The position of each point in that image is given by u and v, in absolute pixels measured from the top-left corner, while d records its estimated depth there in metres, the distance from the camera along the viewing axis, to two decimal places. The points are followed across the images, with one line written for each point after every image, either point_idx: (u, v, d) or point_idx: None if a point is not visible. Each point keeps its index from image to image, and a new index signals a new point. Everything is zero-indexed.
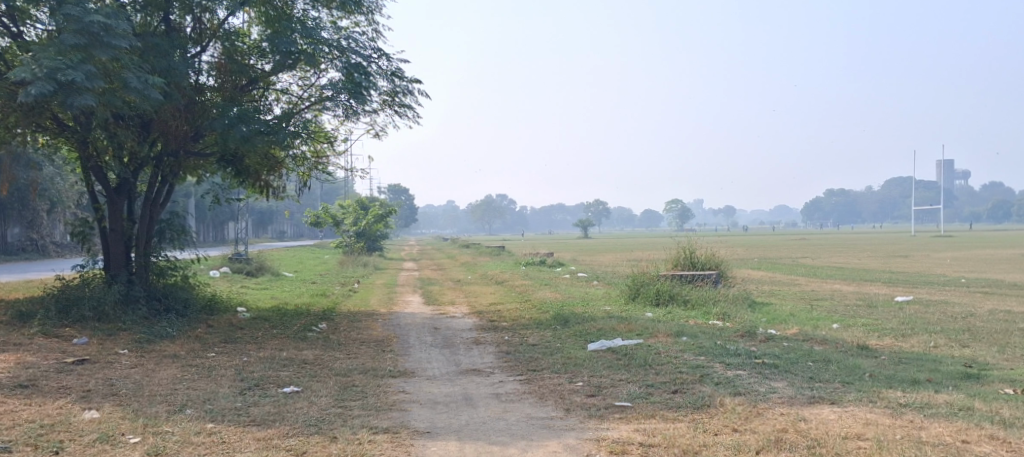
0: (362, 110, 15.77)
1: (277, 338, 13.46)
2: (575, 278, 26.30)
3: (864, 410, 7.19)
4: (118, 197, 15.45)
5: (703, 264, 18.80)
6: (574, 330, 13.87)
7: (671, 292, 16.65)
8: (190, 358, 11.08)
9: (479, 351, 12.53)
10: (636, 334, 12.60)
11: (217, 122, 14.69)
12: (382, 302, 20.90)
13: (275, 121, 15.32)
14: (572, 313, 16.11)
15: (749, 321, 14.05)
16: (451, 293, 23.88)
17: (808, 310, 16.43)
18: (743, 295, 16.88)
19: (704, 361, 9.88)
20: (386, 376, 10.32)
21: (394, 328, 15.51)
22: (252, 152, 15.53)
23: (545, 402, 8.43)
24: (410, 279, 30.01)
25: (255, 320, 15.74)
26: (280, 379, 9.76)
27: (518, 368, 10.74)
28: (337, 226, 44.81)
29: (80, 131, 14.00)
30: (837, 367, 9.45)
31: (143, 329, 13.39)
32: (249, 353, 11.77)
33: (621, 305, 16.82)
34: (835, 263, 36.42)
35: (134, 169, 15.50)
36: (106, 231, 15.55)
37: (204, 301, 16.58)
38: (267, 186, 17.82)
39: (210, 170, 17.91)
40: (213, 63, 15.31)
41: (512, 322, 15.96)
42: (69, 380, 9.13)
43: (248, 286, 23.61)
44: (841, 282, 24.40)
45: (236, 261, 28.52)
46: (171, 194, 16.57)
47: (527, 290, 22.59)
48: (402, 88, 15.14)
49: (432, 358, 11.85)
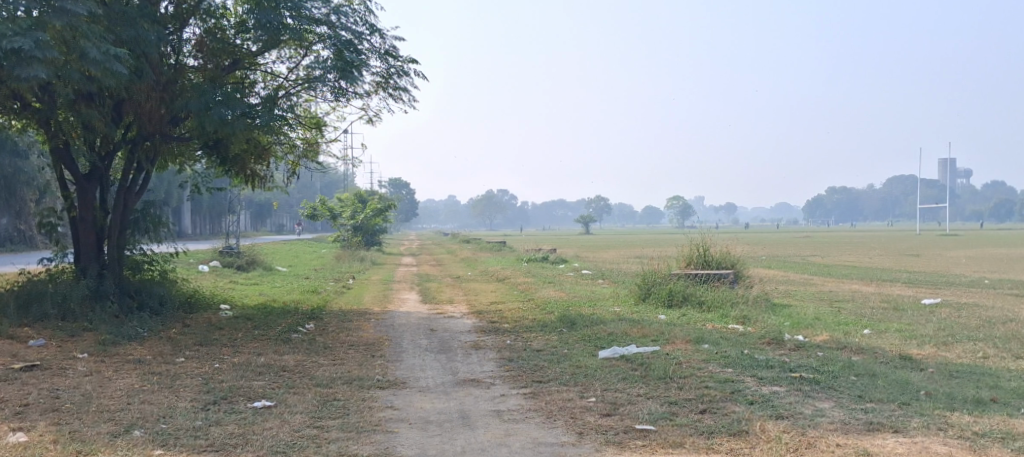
0: (354, 92, 14.57)
1: (258, 341, 12.32)
2: (579, 275, 25.11)
3: (938, 442, 6.03)
4: (89, 185, 14.32)
5: (718, 262, 17.62)
6: (582, 334, 12.70)
7: (686, 292, 15.49)
8: (154, 364, 9.93)
9: (478, 357, 11.35)
10: (652, 340, 11.43)
11: (193, 103, 13.50)
12: (376, 300, 19.71)
13: (259, 105, 14.13)
14: (578, 315, 14.95)
15: (773, 326, 12.88)
16: (449, 290, 22.69)
17: (833, 314, 15.25)
18: (763, 296, 15.70)
19: (732, 374, 8.71)
20: (372, 387, 9.14)
21: (386, 330, 14.34)
22: (233, 137, 14.38)
23: (555, 424, 7.27)
24: (408, 275, 28.89)
25: (236, 320, 14.59)
26: (253, 391, 8.58)
27: (521, 379, 9.57)
28: (334, 220, 43.65)
29: (43, 111, 12.86)
30: (886, 382, 8.25)
31: (111, 329, 12.32)
32: (222, 358, 10.62)
33: (631, 306, 15.67)
34: (847, 262, 35.09)
35: (107, 154, 14.38)
36: (75, 221, 14.45)
37: (184, 298, 15.47)
38: (254, 176, 16.64)
39: (192, 156, 16.78)
40: (195, 42, 14.19)
41: (514, 324, 14.79)
42: (7, 392, 8.01)
43: (238, 282, 22.48)
44: (859, 283, 23.17)
45: (227, 256, 27.48)
46: (148, 182, 15.39)
47: (529, 288, 21.41)
48: (397, 69, 13.98)
49: (426, 366, 10.68)
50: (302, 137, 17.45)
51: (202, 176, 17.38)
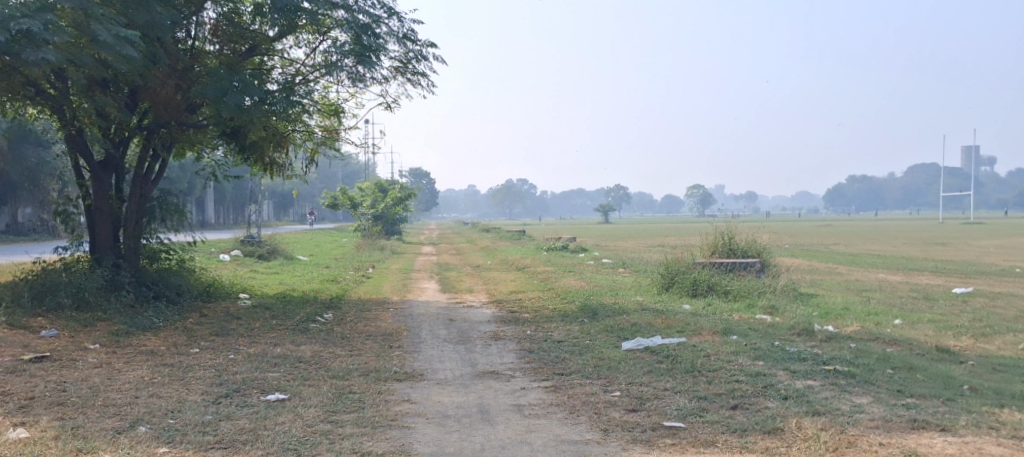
0: (372, 78, 14.27)
1: (274, 331, 12.09)
2: (600, 264, 24.75)
3: (991, 443, 5.71)
4: (104, 173, 14.14)
5: (743, 251, 17.21)
6: (604, 324, 12.37)
7: (710, 282, 15.11)
8: (167, 356, 9.72)
9: (497, 349, 11.06)
10: (677, 331, 11.07)
11: (208, 88, 13.24)
12: (395, 289, 19.47)
13: (275, 91, 13.87)
14: (600, 304, 14.62)
15: (801, 316, 12.47)
16: (469, 279, 22.41)
17: (863, 304, 14.81)
18: (790, 285, 15.28)
19: (763, 367, 8.34)
20: (389, 380, 8.87)
21: (404, 319, 14.09)
22: (249, 124, 14.14)
23: (578, 420, 6.96)
24: (428, 265, 28.64)
25: (253, 309, 14.38)
26: (266, 384, 8.33)
27: (543, 372, 9.25)
28: (353, 209, 43.51)
29: (56, 98, 12.67)
30: (926, 376, 7.84)
31: (126, 319, 12.15)
32: (236, 349, 10.39)
33: (654, 296, 15.31)
34: (873, 251, 34.43)
35: (121, 142, 14.17)
36: (91, 210, 14.28)
37: (201, 288, 15.28)
38: (273, 164, 16.40)
39: (210, 143, 16.58)
40: (212, 26, 13.94)
41: (534, 314, 14.48)
42: (15, 385, 7.82)
43: (257, 271, 22.35)
44: (886, 272, 22.65)
45: (247, 245, 27.39)
46: (164, 170, 15.18)
47: (549, 277, 21.09)
48: (415, 53, 13.65)
49: (444, 357, 10.39)
50: (320, 124, 17.15)
51: (219, 164, 17.18)
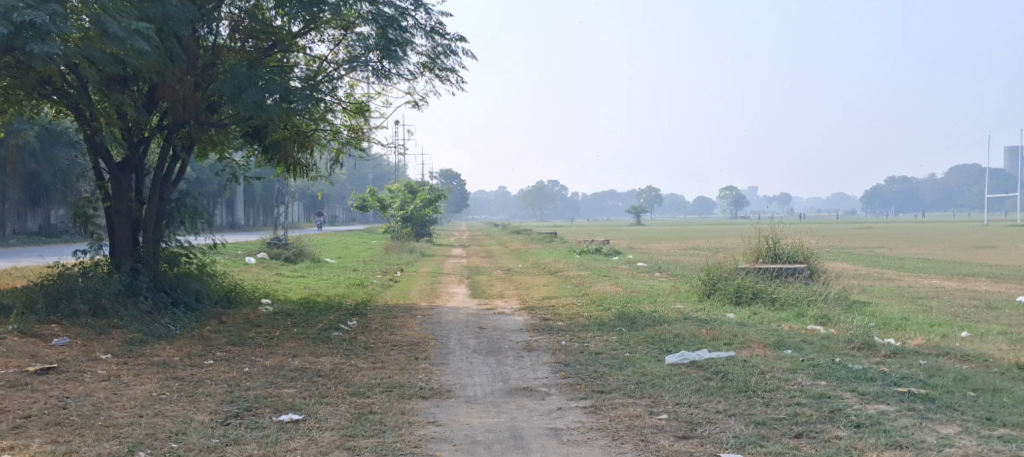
0: (399, 74, 13.63)
1: (295, 340, 11.48)
2: (635, 268, 23.92)
3: None
4: (122, 174, 13.63)
5: (790, 256, 16.30)
6: (644, 335, 11.60)
7: (755, 289, 14.24)
8: (179, 368, 9.11)
9: (530, 361, 10.32)
10: (725, 344, 10.24)
11: (226, 85, 12.70)
12: (423, 294, 18.81)
13: (296, 87, 13.29)
14: (638, 312, 13.82)
15: (857, 327, 11.58)
16: (499, 284, 21.69)
17: (921, 313, 13.85)
18: (841, 292, 14.36)
19: (825, 388, 7.52)
20: (412, 397, 8.19)
21: (432, 328, 13.42)
22: (271, 122, 13.61)
23: (623, 449, 6.23)
24: (457, 268, 27.99)
25: (275, 316, 13.81)
26: (280, 402, 7.70)
27: (581, 389, 8.50)
28: (382, 211, 43.05)
29: (71, 95, 12.19)
30: (1015, 401, 6.96)
31: (141, 327, 11.62)
32: (253, 361, 9.76)
33: (695, 303, 14.47)
34: (919, 254, 33.14)
35: (140, 142, 13.66)
36: (109, 212, 13.79)
37: (223, 293, 14.76)
38: (297, 164, 15.83)
39: (233, 142, 16.09)
40: (231, 21, 13.37)
41: (569, 322, 13.72)
42: (12, 402, 7.24)
43: (284, 274, 21.85)
44: (939, 277, 21.52)
45: (274, 247, 26.96)
46: (185, 171, 14.66)
47: (583, 282, 20.31)
48: (443, 48, 12.98)
49: (473, 371, 9.68)
50: (346, 124, 16.59)
51: (241, 165, 16.64)
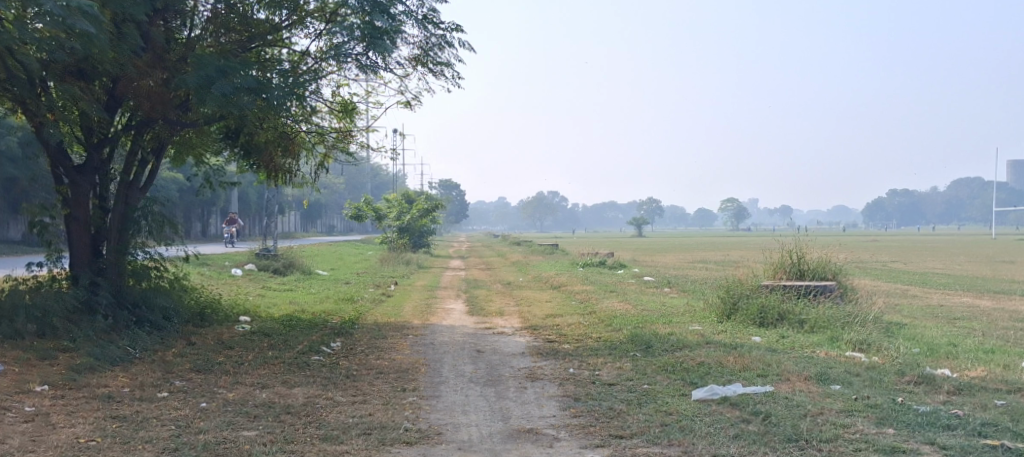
0: (388, 69, 12.34)
1: (268, 366, 10.12)
2: (643, 283, 22.63)
3: None
4: (82, 178, 12.28)
5: (815, 273, 14.97)
6: (662, 362, 10.26)
7: (782, 309, 12.93)
8: (123, 404, 7.77)
9: (535, 394, 8.94)
10: (759, 376, 8.91)
11: (192, 77, 11.35)
12: (417, 311, 17.47)
13: (275, 81, 11.99)
14: (653, 334, 12.50)
15: (904, 355, 10.23)
16: (499, 299, 20.36)
17: (966, 337, 12.51)
18: (876, 313, 13.04)
19: (896, 438, 6.20)
20: (395, 443, 6.87)
21: (425, 350, 12.09)
22: (247, 120, 12.29)
23: None
24: (456, 281, 26.70)
25: (251, 336, 12.47)
26: (234, 451, 6.37)
27: (595, 434, 7.15)
28: (379, 221, 41.78)
29: (19, 89, 10.88)
30: None
31: (95, 349, 10.27)
32: (213, 393, 8.42)
33: (715, 324, 13.15)
34: (937, 269, 31.85)
35: (100, 142, 12.32)
36: (68, 220, 12.44)
37: (196, 311, 13.43)
38: (280, 170, 14.51)
39: (211, 144, 14.82)
40: (208, 11, 12.08)
41: (577, 344, 12.42)
42: None
43: (271, 288, 20.53)
44: (967, 295, 20.22)
45: (264, 258, 25.63)
46: (153, 175, 13.33)
47: (590, 298, 19.00)
48: (437, 39, 11.71)
49: (468, 407, 8.32)
50: (334, 126, 15.25)
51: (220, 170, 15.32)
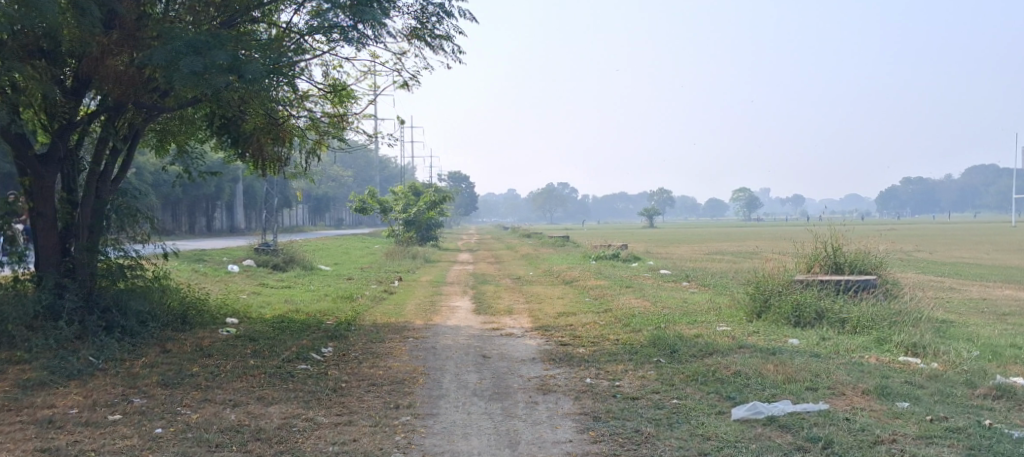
0: (381, 43, 11.13)
1: (245, 379, 8.95)
2: (661, 276, 21.40)
3: None
4: (45, 169, 11.05)
5: (853, 266, 13.71)
6: (691, 370, 9.02)
7: (819, 308, 11.68)
8: (62, 432, 6.63)
9: (547, 411, 7.74)
10: (809, 389, 7.68)
11: (159, 51, 10.04)
12: (420, 310, 16.27)
13: (257, 56, 10.71)
14: (677, 335, 11.27)
15: (968, 361, 8.99)
16: (509, 295, 19.14)
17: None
18: (925, 310, 11.78)
19: None
20: None
21: (424, 355, 10.92)
22: (226, 101, 11.05)
23: None
24: (463, 276, 25.52)
25: (235, 341, 11.31)
26: None
27: None
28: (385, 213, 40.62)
29: None
30: None
31: (50, 360, 9.13)
32: (174, 415, 7.28)
33: (745, 324, 11.92)
34: (967, 259, 30.46)
35: (64, 130, 11.08)
36: (32, 215, 11.25)
37: (177, 314, 12.29)
38: (269, 158, 13.26)
39: (195, 131, 13.59)
40: None
41: (594, 347, 11.22)
42: None
43: (267, 285, 19.37)
44: (1011, 287, 18.87)
45: (262, 254, 24.49)
46: (128, 164, 12.12)
47: (605, 294, 17.79)
48: (433, 8, 10.50)
49: (470, 428, 7.14)
50: (327, 110, 14.00)
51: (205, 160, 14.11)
